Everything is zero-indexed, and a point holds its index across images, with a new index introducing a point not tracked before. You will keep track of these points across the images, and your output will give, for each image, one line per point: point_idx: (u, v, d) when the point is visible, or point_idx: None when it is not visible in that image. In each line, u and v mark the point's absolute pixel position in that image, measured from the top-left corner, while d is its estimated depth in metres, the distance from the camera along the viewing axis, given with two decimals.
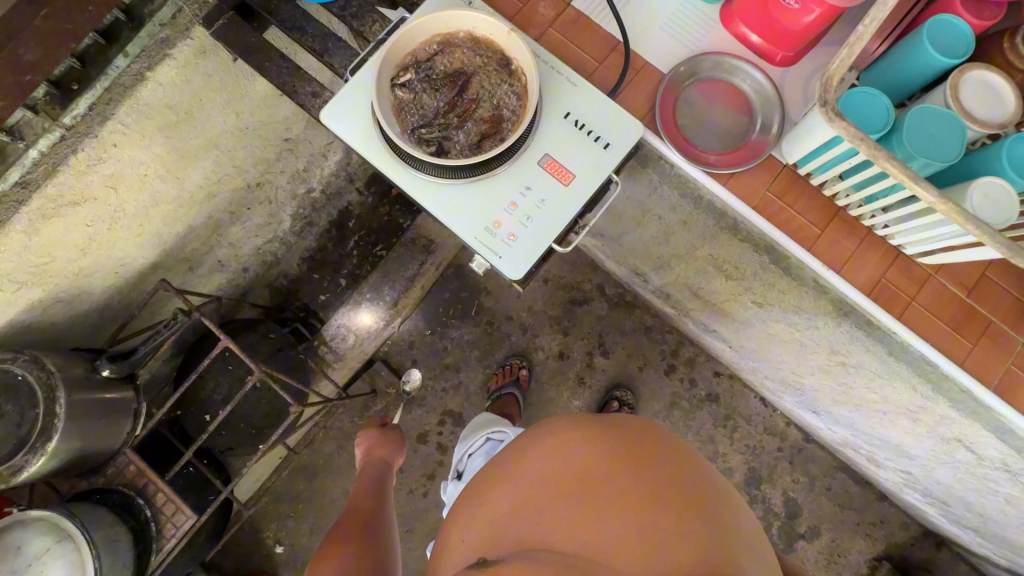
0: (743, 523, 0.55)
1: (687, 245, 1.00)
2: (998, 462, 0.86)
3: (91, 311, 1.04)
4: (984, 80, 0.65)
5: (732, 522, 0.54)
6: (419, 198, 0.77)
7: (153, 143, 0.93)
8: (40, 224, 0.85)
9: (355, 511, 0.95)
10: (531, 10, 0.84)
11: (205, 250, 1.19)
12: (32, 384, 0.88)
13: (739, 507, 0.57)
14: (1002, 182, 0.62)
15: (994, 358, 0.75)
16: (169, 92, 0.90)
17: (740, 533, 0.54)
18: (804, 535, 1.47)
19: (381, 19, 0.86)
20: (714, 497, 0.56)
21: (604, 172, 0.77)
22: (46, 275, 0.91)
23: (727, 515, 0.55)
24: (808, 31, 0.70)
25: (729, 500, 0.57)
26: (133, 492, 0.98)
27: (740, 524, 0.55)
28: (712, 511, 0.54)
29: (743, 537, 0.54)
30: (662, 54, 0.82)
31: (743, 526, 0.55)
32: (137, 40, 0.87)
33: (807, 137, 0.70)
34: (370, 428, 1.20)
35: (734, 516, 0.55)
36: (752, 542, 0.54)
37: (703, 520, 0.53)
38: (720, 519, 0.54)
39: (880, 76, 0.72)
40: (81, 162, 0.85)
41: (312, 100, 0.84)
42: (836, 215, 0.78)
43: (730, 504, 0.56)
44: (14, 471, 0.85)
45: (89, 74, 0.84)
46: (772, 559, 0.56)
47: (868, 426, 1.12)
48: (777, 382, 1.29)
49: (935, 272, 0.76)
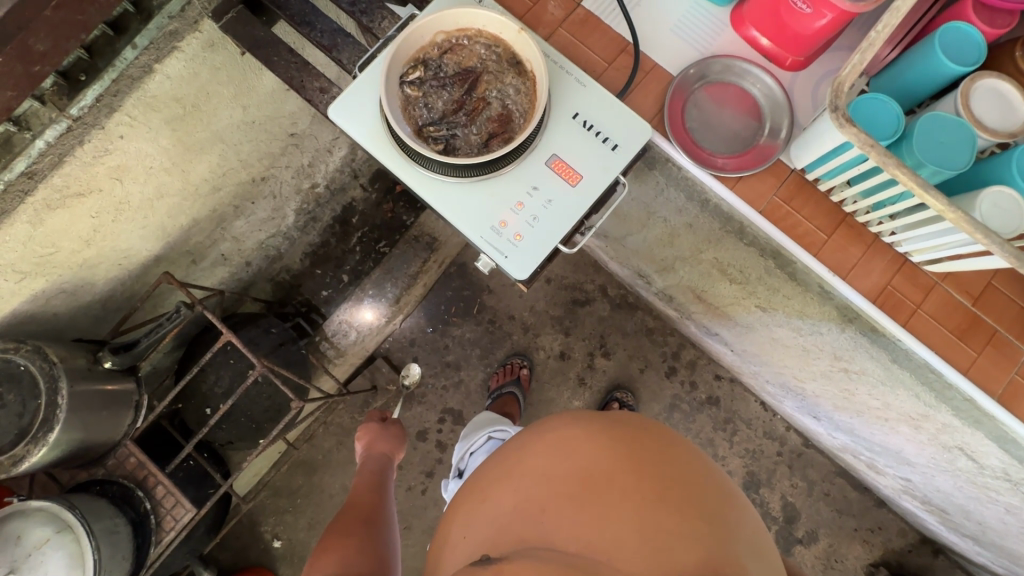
0: (746, 522, 0.55)
1: (692, 248, 1.00)
2: (999, 472, 0.86)
3: (94, 302, 1.04)
4: (994, 88, 0.65)
5: (734, 521, 0.54)
6: (424, 194, 0.76)
7: (159, 135, 0.93)
8: (45, 214, 0.84)
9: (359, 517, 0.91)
10: (541, 9, 0.83)
11: (209, 243, 1.18)
12: (33, 374, 0.88)
13: (741, 506, 0.57)
14: (1011, 191, 0.62)
15: (997, 367, 0.75)
16: (176, 84, 0.90)
17: (741, 532, 0.53)
18: (802, 539, 1.47)
19: (390, 15, 0.86)
20: (715, 495, 0.56)
21: (612, 174, 0.77)
22: (49, 266, 0.90)
23: (729, 514, 0.54)
24: (819, 36, 0.70)
25: (730, 498, 0.57)
26: (133, 484, 0.99)
27: (742, 524, 0.54)
28: (713, 510, 0.54)
29: (747, 536, 0.53)
30: (672, 55, 0.81)
31: (745, 527, 0.54)
32: (147, 31, 0.85)
33: (816, 142, 0.70)
34: (367, 425, 1.19)
35: (735, 514, 0.55)
36: (754, 544, 0.53)
37: (704, 521, 0.52)
38: (722, 517, 0.53)
39: (890, 83, 0.72)
40: (87, 153, 0.85)
41: (319, 95, 0.83)
42: (843, 221, 0.78)
43: (731, 503, 0.56)
44: (15, 462, 0.84)
45: (95, 65, 0.82)
46: (774, 559, 0.55)
47: (869, 433, 1.12)
48: (778, 386, 1.29)
49: (940, 281, 0.76)
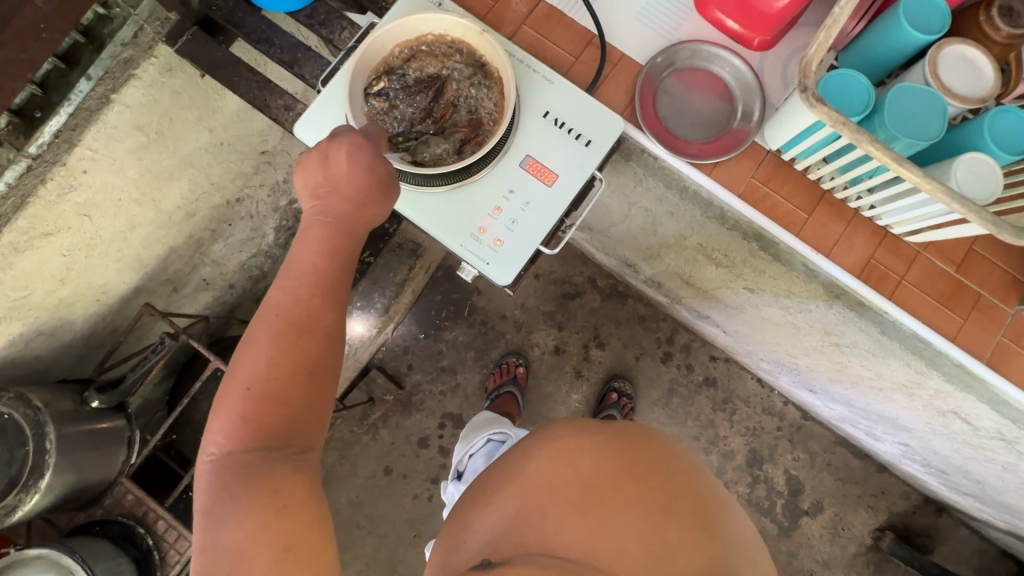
0: (739, 530, 0.58)
1: (675, 235, 0.99)
2: (994, 432, 0.87)
3: (76, 340, 1.02)
4: (962, 54, 0.65)
5: (726, 524, 0.57)
6: (399, 207, 0.75)
7: (126, 167, 0.91)
8: (13, 257, 0.83)
9: (335, 215, 0.59)
10: (503, 7, 0.82)
11: (188, 270, 1.13)
12: (18, 423, 0.85)
13: (733, 510, 0.60)
14: (985, 157, 0.61)
15: (985, 331, 0.75)
16: (137, 114, 0.88)
17: (732, 534, 0.56)
18: (808, 511, 1.49)
19: (350, 25, 0.84)
20: (710, 504, 0.58)
21: (588, 170, 0.76)
22: (25, 309, 0.89)
23: (723, 522, 0.57)
24: (784, 14, 0.69)
25: (725, 505, 0.60)
26: (133, 521, 0.97)
27: (736, 530, 0.57)
28: (711, 519, 0.56)
29: (739, 543, 0.56)
30: (639, 45, 0.80)
31: (737, 532, 0.57)
32: (99, 61, 0.85)
33: (790, 122, 0.69)
34: (311, 150, 0.60)
35: (731, 522, 0.57)
36: (746, 550, 0.57)
37: (702, 531, 0.54)
38: (717, 525, 0.56)
39: (857, 56, 0.72)
40: (51, 191, 0.83)
41: (285, 113, 0.85)
42: (822, 198, 0.78)
43: (728, 512, 0.59)
44: (8, 512, 0.83)
45: (50, 101, 0.83)
46: (765, 563, 0.58)
47: (866, 403, 1.12)
48: (774, 362, 1.29)
49: (923, 250, 0.76)
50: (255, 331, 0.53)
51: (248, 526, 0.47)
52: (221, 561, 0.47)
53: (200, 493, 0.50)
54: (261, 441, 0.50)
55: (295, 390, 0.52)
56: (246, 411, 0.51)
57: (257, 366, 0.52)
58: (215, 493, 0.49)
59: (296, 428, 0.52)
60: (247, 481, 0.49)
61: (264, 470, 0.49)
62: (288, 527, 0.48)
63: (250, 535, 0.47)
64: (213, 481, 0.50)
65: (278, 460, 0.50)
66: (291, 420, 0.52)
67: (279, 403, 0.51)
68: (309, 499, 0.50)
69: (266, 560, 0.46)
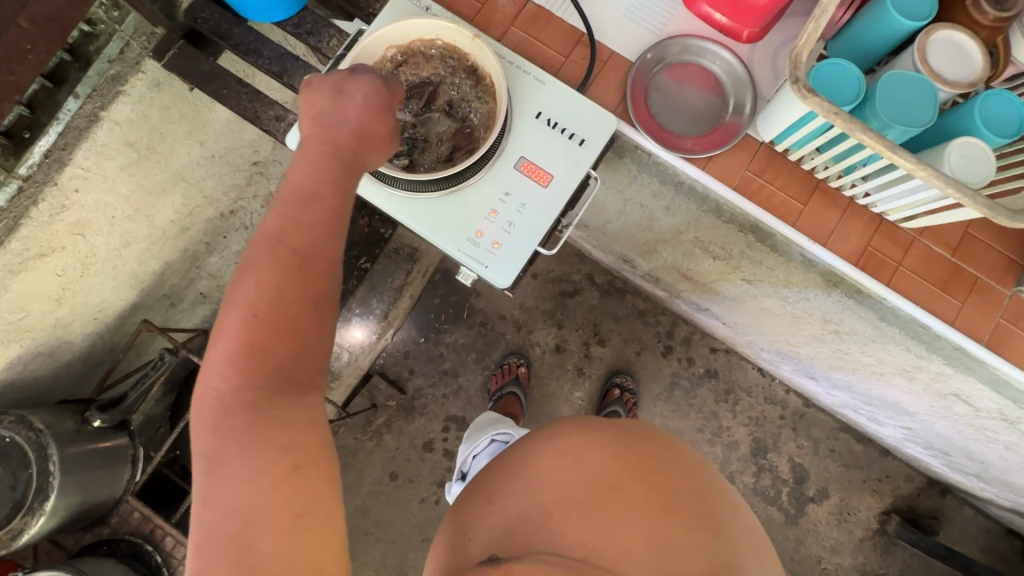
0: (743, 525, 0.58)
1: (672, 229, 0.99)
2: (995, 413, 0.87)
3: (75, 360, 1.01)
4: (950, 39, 0.65)
5: (730, 522, 0.57)
6: (395, 213, 0.75)
7: (118, 184, 0.90)
8: (8, 280, 0.82)
9: (333, 144, 0.55)
10: (491, 9, 0.82)
11: (185, 284, 1.13)
12: (21, 446, 0.84)
13: (737, 506, 0.60)
14: (978, 141, 0.62)
15: (982, 315, 0.76)
16: (127, 130, 0.87)
17: (734, 532, 0.56)
18: (814, 498, 1.49)
19: (338, 33, 0.84)
20: (715, 500, 0.58)
21: (583, 169, 0.76)
22: (22, 331, 0.88)
23: (728, 519, 0.57)
24: (773, 7, 0.69)
25: (728, 500, 0.59)
26: (141, 539, 0.97)
27: (740, 526, 0.57)
28: (717, 518, 0.56)
29: (744, 539, 0.56)
30: (628, 41, 0.80)
31: (741, 527, 0.57)
32: (86, 79, 0.85)
33: (782, 113, 0.69)
34: (325, 78, 0.57)
35: (734, 518, 0.57)
36: (751, 544, 0.56)
37: (708, 531, 0.54)
38: (723, 524, 0.56)
39: (847, 45, 0.72)
40: (43, 212, 0.83)
41: (276, 124, 0.84)
42: (816, 187, 0.78)
43: (732, 509, 0.59)
44: (14, 535, 0.83)
45: (39, 120, 0.83)
46: (770, 556, 0.58)
47: (866, 388, 1.12)
48: (773, 352, 1.29)
49: (919, 235, 0.77)
50: (253, 256, 0.48)
51: (253, 481, 0.43)
52: (227, 519, 0.43)
53: (200, 435, 0.46)
54: (263, 383, 0.46)
55: (295, 328, 0.47)
56: (247, 349, 0.46)
57: (259, 294, 0.47)
58: (220, 437, 0.45)
59: (299, 364, 0.48)
60: (252, 434, 0.44)
61: (273, 419, 0.45)
62: (298, 490, 0.44)
63: (257, 492, 0.43)
64: (215, 423, 0.46)
65: (286, 402, 0.46)
66: (291, 359, 0.47)
67: (281, 342, 0.47)
68: (317, 448, 0.46)
69: (278, 522, 0.43)
